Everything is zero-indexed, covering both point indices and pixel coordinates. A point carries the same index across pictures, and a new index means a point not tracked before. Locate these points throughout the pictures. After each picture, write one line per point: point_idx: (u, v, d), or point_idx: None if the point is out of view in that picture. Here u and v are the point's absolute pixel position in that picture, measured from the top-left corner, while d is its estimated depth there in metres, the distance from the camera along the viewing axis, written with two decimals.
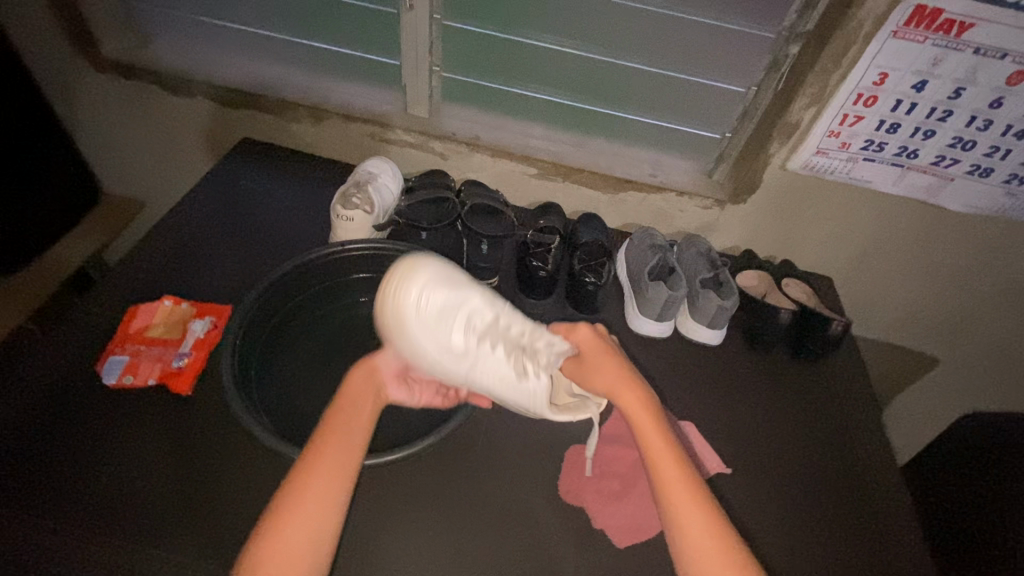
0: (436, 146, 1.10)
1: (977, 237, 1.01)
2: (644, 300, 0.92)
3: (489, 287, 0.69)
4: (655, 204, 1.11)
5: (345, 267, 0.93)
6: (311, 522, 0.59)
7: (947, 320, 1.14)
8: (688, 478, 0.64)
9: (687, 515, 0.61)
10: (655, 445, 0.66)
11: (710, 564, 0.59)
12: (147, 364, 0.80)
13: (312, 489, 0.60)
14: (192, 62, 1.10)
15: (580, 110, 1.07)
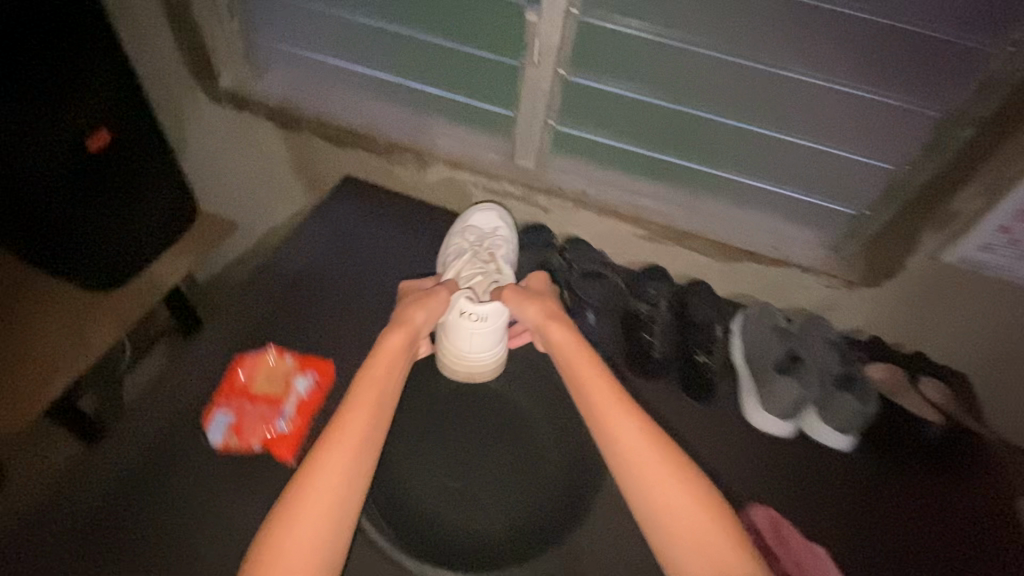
0: (541, 200, 1.06)
1: None
2: (766, 395, 0.84)
3: (502, 229, 0.99)
4: (772, 278, 1.02)
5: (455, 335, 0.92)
6: (345, 459, 0.68)
7: None
8: (626, 411, 0.71)
9: (630, 440, 0.68)
10: (593, 381, 0.74)
11: (638, 458, 0.67)
12: (252, 424, 0.82)
13: (345, 434, 0.70)
14: (303, 99, 1.10)
15: (699, 173, 1.00)
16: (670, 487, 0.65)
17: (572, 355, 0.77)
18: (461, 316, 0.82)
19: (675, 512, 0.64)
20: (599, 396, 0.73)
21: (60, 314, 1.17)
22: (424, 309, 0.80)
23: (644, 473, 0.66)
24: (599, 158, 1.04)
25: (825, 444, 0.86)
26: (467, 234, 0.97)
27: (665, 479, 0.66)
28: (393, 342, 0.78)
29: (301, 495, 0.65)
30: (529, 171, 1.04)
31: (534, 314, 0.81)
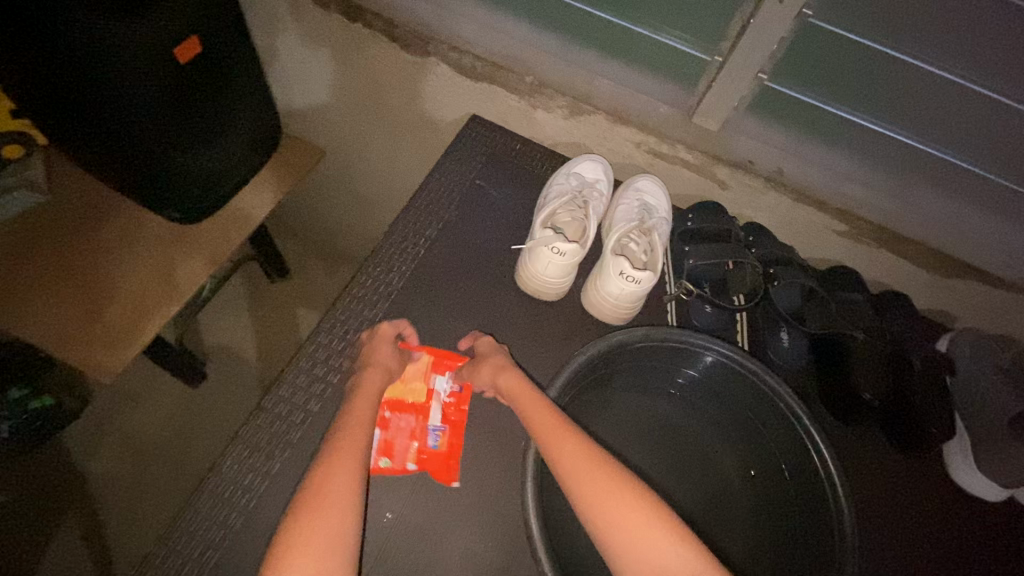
0: (720, 173, 0.85)
1: None
2: (991, 458, 0.70)
3: (603, 177, 0.82)
4: (995, 299, 0.84)
5: (653, 363, 0.70)
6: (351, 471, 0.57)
7: None
8: (573, 440, 0.58)
9: (598, 497, 0.54)
10: (533, 414, 0.61)
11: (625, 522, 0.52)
12: (400, 444, 0.69)
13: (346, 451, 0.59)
14: (431, 12, 0.88)
15: (935, 161, 0.79)
16: (643, 535, 0.51)
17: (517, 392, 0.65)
18: (544, 246, 0.71)
19: (652, 563, 0.50)
20: (540, 428, 0.60)
21: (148, 247, 1.07)
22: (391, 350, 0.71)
23: (605, 518, 0.53)
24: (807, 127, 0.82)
25: None
26: (628, 218, 0.78)
27: (632, 524, 0.52)
28: (378, 375, 0.68)
29: (322, 485, 0.55)
30: (709, 136, 0.84)
31: (479, 368, 0.70)
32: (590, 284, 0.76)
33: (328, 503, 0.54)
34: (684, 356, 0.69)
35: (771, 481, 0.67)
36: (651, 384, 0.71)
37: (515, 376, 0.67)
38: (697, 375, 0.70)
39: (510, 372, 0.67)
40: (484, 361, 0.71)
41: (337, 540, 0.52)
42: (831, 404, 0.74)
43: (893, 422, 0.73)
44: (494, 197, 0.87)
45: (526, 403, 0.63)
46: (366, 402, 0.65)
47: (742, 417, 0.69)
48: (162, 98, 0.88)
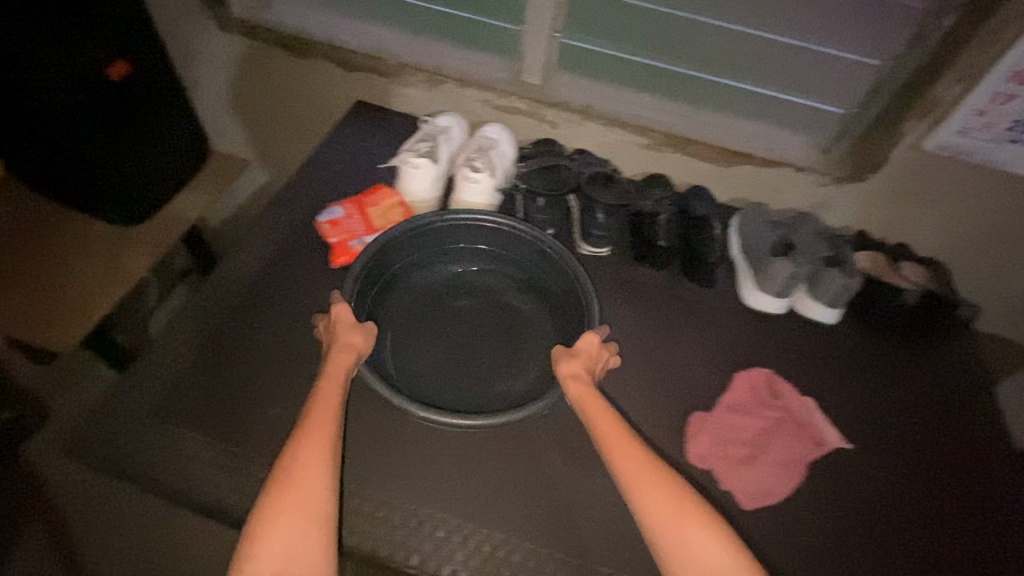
0: (548, 114, 1.11)
1: None
2: (762, 275, 0.93)
3: (456, 117, 1.06)
4: (768, 178, 1.09)
5: (450, 239, 0.97)
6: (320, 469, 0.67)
7: None
8: (634, 449, 0.69)
9: (662, 517, 0.63)
10: (606, 423, 0.73)
11: (673, 530, 0.62)
12: (342, 229, 0.95)
13: (314, 447, 0.68)
14: (312, 25, 1.13)
15: (695, 80, 1.07)
16: (687, 533, 0.62)
17: (589, 401, 0.75)
18: (405, 163, 0.94)
19: (692, 564, 0.61)
20: (607, 432, 0.72)
21: (93, 249, 1.23)
22: (364, 334, 0.83)
23: (658, 521, 0.63)
24: (605, 70, 1.10)
25: (816, 318, 0.95)
26: (474, 142, 1.02)
27: (683, 529, 0.62)
28: (340, 360, 0.79)
29: (290, 485, 0.65)
30: (534, 87, 1.10)
31: (564, 368, 0.79)
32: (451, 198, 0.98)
33: (302, 479, 0.66)
34: (470, 227, 0.96)
35: (556, 300, 0.94)
36: (453, 247, 0.98)
37: (588, 386, 0.78)
38: (488, 250, 0.98)
39: (582, 383, 0.78)
40: (567, 360, 0.80)
41: (298, 533, 0.63)
42: (643, 258, 0.98)
43: (690, 263, 0.98)
44: (377, 155, 1.10)
45: (592, 409, 0.75)
46: (335, 387, 0.76)
47: (517, 265, 0.97)
48: (96, 111, 1.08)
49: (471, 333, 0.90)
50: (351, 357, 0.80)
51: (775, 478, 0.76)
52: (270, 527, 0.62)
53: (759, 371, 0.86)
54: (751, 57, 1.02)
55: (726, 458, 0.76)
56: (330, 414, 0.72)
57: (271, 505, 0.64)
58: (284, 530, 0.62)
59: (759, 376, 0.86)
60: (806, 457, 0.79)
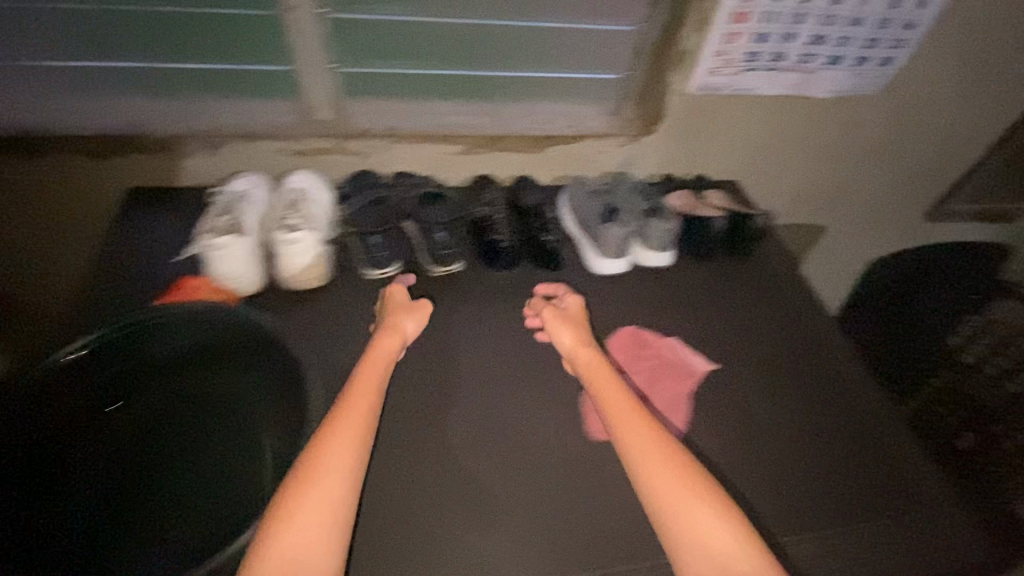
0: (353, 146, 1.06)
1: (822, 122, 1.21)
2: (601, 241, 1.00)
3: (255, 180, 0.96)
4: (578, 152, 1.16)
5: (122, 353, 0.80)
6: (336, 482, 0.64)
7: (814, 190, 1.39)
8: (642, 422, 0.73)
9: (654, 490, 0.67)
10: (612, 397, 0.77)
11: (671, 496, 0.66)
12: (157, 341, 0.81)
13: (338, 457, 0.66)
14: (38, 119, 0.95)
15: (485, 79, 1.09)
16: (687, 506, 0.65)
17: (592, 369, 0.81)
18: (207, 247, 0.83)
19: (700, 541, 0.63)
20: (614, 407, 0.76)
21: None
22: (414, 319, 0.87)
23: (666, 499, 0.66)
24: (397, 89, 1.08)
25: (654, 266, 1.04)
26: (284, 200, 0.93)
27: (697, 505, 0.65)
28: (387, 343, 0.82)
29: (312, 493, 0.62)
30: (328, 123, 1.04)
31: (569, 336, 0.86)
32: (279, 267, 0.89)
33: (321, 491, 0.63)
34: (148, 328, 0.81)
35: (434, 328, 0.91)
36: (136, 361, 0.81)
37: (593, 351, 0.84)
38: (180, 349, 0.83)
39: (591, 349, 0.84)
40: (570, 329, 0.87)
41: (319, 528, 0.60)
42: (491, 263, 0.98)
43: (537, 251, 1.00)
44: (174, 242, 0.96)
45: (597, 376, 0.80)
46: (370, 383, 0.76)
47: (228, 354, 0.84)
48: None
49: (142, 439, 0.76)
50: (398, 341, 0.83)
51: (669, 423, 0.81)
52: (277, 546, 0.58)
53: (625, 330, 0.95)
54: (528, 45, 1.06)
55: (634, 420, 0.81)
56: (362, 424, 0.70)
57: (280, 521, 0.60)
58: (293, 551, 0.58)
59: (625, 337, 0.93)
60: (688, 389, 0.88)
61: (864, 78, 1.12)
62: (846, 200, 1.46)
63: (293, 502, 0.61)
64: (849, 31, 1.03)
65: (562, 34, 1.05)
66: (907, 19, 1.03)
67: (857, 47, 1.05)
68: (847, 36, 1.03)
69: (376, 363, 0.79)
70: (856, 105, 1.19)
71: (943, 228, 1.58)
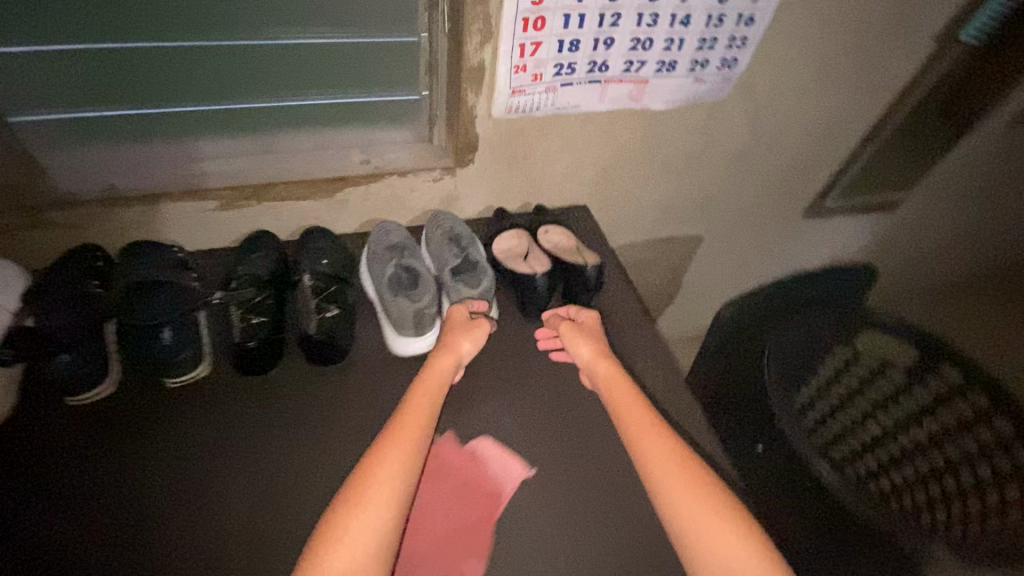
0: (57, 217, 0.79)
1: (673, 132, 1.05)
2: (394, 320, 0.79)
3: None
4: (382, 193, 0.94)
5: None
6: (364, 538, 0.57)
7: (679, 201, 1.25)
8: (670, 440, 0.69)
9: (692, 512, 0.63)
10: (631, 409, 0.73)
11: (706, 519, 0.62)
12: None
13: (375, 501, 0.60)
14: None
15: (246, 113, 0.88)
16: (708, 524, 0.61)
17: (616, 381, 0.77)
18: None
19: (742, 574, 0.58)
20: (638, 423, 0.71)
21: None
22: (474, 339, 0.79)
23: (700, 525, 0.62)
24: (116, 133, 0.83)
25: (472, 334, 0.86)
26: None
27: (734, 533, 0.61)
28: (444, 360, 0.76)
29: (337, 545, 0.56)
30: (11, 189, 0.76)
31: (586, 347, 0.80)
32: None
33: (342, 548, 0.56)
34: None
35: (171, 473, 0.70)
36: None
37: (615, 364, 0.79)
38: None
39: (612, 360, 0.79)
40: (586, 342, 0.81)
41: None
42: (244, 367, 0.76)
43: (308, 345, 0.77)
44: None
45: (622, 387, 0.76)
46: (422, 408, 0.70)
47: None
48: None
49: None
50: (452, 360, 0.76)
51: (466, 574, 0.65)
52: None
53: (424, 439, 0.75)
54: (292, 68, 0.86)
55: (397, 569, 0.65)
56: (411, 455, 0.64)
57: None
58: None
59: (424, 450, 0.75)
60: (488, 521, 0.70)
61: (707, 84, 0.96)
62: (716, 208, 1.33)
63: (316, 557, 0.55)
64: (676, 29, 0.84)
65: (330, 49, 0.85)
66: (742, 12, 0.86)
67: (691, 49, 0.88)
68: (677, 37, 0.86)
69: (430, 385, 0.73)
70: (706, 113, 1.03)
71: (820, 223, 1.50)
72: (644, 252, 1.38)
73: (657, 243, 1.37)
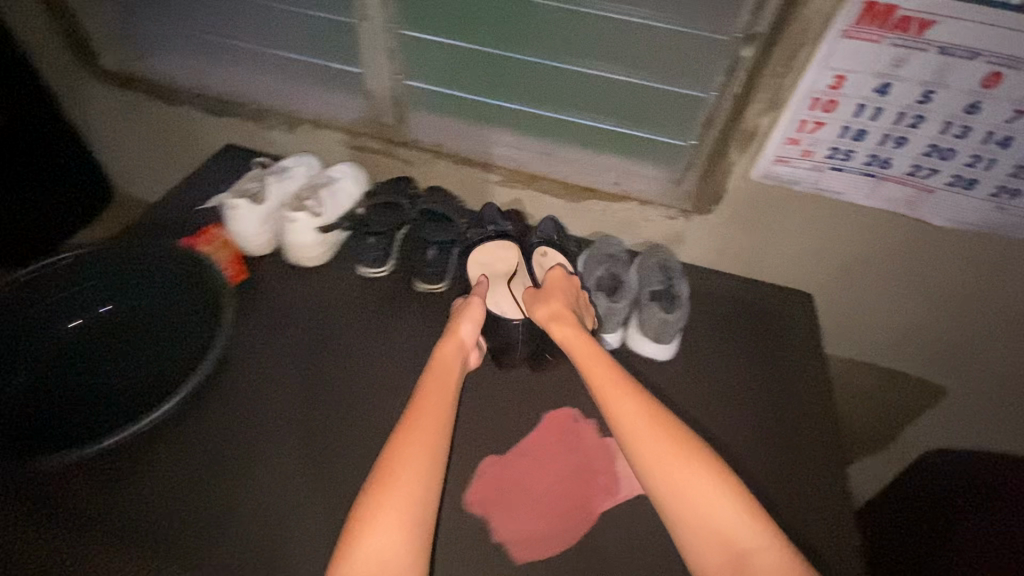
0: (401, 153, 1.11)
1: (950, 259, 0.94)
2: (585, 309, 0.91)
3: (303, 158, 1.07)
4: (619, 213, 1.07)
5: (91, 280, 0.86)
6: (413, 480, 0.66)
7: (929, 339, 1.09)
8: (629, 400, 0.72)
9: (656, 465, 0.67)
10: (595, 371, 0.76)
11: (672, 474, 0.66)
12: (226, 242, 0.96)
13: (412, 460, 0.67)
14: (184, 73, 1.16)
15: (547, 119, 1.06)
16: (682, 479, 0.66)
17: (576, 342, 0.80)
18: (228, 206, 0.94)
19: (703, 523, 0.64)
20: (600, 385, 0.75)
21: None
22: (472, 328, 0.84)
23: (667, 481, 0.66)
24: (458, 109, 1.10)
25: (649, 355, 0.93)
26: (310, 182, 1.02)
27: (695, 485, 0.65)
28: (449, 348, 0.81)
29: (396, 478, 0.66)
30: (387, 127, 1.10)
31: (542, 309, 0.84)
32: (283, 240, 0.97)
33: (399, 486, 0.65)
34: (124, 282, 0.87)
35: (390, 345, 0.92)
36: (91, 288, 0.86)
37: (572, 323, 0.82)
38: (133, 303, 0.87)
39: (568, 320, 0.82)
40: (550, 304, 0.85)
41: (405, 521, 0.63)
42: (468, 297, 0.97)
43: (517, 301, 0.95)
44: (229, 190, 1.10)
45: (583, 350, 0.79)
46: (444, 386, 0.76)
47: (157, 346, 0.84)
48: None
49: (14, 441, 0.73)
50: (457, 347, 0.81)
51: (557, 528, 0.73)
52: (377, 524, 0.62)
53: (566, 412, 0.85)
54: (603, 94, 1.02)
55: (509, 491, 0.76)
56: (432, 427, 0.71)
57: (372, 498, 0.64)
58: (385, 529, 0.62)
59: (567, 418, 0.84)
60: (595, 507, 0.75)
61: (1012, 215, 0.85)
62: (974, 367, 1.11)
63: (377, 492, 0.65)
64: (988, 146, 0.78)
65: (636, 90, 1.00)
66: None
67: (1003, 172, 0.80)
68: (988, 156, 0.79)
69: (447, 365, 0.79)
70: (1000, 249, 0.90)
71: None
72: (856, 380, 1.23)
73: (883, 376, 1.21)
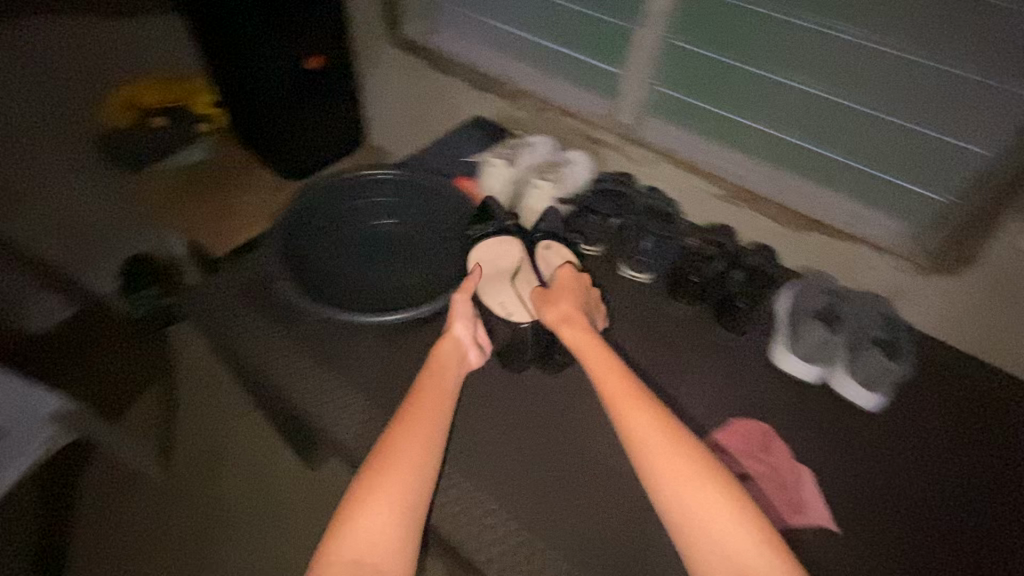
0: (630, 150, 1.18)
1: None
2: (795, 334, 0.92)
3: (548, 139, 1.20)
4: (842, 254, 1.03)
5: (379, 197, 1.05)
6: (408, 462, 0.71)
7: None
8: (645, 412, 0.71)
9: (669, 479, 0.66)
10: (603, 375, 0.76)
11: (683, 490, 0.65)
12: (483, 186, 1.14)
13: (408, 446, 0.72)
14: (463, 52, 1.37)
15: (790, 147, 1.10)
16: (695, 493, 0.65)
17: (583, 341, 0.80)
18: (486, 165, 1.09)
19: (719, 547, 0.62)
20: (613, 392, 0.74)
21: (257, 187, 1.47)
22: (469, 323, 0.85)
23: (679, 497, 0.65)
24: (698, 121, 1.16)
25: (853, 400, 0.89)
26: (550, 160, 1.14)
27: (709, 500, 0.65)
28: (448, 347, 0.84)
29: (395, 459, 0.71)
30: (626, 126, 1.18)
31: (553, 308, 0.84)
32: (520, 203, 1.08)
33: (396, 468, 0.70)
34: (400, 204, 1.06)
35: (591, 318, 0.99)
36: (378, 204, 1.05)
37: (584, 327, 0.82)
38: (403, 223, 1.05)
39: (577, 325, 0.82)
40: (561, 305, 0.84)
41: (400, 492, 0.68)
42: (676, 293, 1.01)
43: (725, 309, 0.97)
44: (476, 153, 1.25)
45: (591, 350, 0.79)
46: (443, 379, 0.81)
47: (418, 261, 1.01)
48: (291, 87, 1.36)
49: (247, 310, 0.95)
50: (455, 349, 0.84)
51: None
52: (374, 503, 0.67)
53: (755, 425, 0.87)
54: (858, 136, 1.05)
55: None
56: (429, 413, 0.77)
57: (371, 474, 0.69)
58: (383, 504, 0.67)
59: (755, 430, 0.87)
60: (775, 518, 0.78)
61: None
62: None
63: (379, 465, 0.70)
64: None
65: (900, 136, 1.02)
66: None
67: None
68: None
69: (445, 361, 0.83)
70: None
71: None
72: None
73: None
